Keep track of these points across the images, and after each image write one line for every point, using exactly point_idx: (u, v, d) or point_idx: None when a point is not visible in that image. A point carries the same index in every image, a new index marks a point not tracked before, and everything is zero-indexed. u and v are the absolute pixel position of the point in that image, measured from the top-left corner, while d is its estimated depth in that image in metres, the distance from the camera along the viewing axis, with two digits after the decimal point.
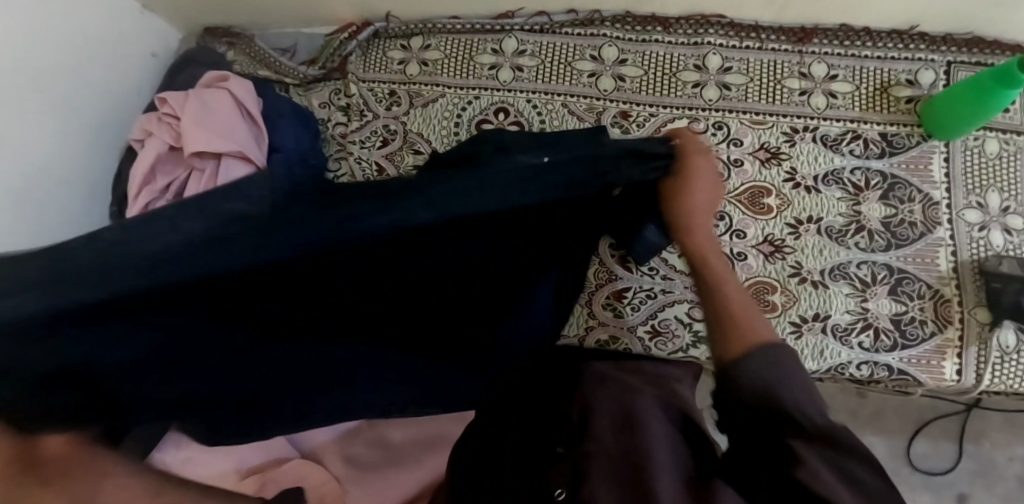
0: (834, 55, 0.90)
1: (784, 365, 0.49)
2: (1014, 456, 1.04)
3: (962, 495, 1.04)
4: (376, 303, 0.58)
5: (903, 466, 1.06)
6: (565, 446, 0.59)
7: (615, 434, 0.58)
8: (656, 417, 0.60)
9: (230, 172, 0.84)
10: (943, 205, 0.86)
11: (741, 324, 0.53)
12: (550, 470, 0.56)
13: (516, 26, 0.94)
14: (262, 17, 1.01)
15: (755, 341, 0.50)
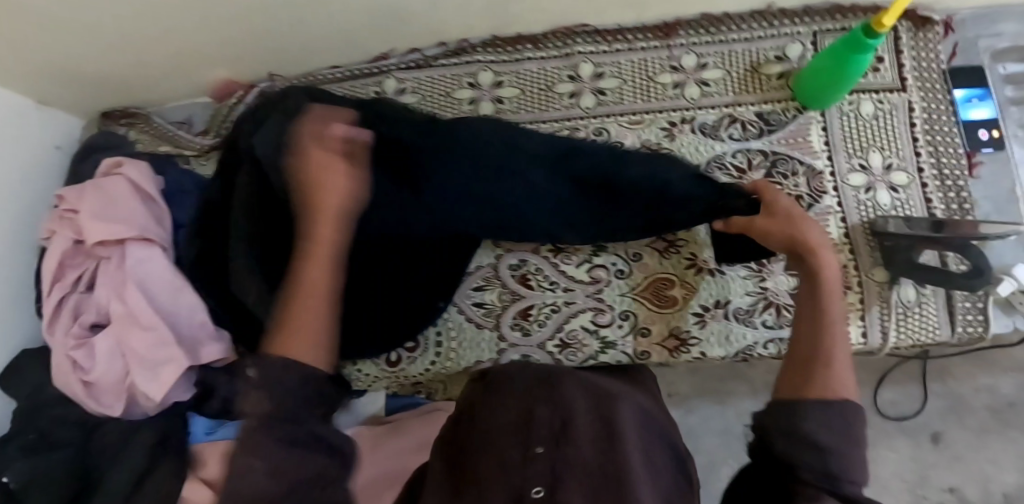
0: (701, 44, 0.92)
1: (850, 422, 0.59)
2: (979, 387, 1.14)
3: (936, 434, 1.13)
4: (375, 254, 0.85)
5: (875, 416, 1.15)
6: (545, 448, 0.59)
7: (587, 439, 0.60)
8: (627, 419, 0.65)
9: (136, 257, 0.87)
10: (826, 173, 0.87)
11: (834, 373, 0.62)
12: (533, 467, 0.57)
13: (393, 66, 0.96)
14: (153, 95, 1.03)
15: (834, 397, 0.60)
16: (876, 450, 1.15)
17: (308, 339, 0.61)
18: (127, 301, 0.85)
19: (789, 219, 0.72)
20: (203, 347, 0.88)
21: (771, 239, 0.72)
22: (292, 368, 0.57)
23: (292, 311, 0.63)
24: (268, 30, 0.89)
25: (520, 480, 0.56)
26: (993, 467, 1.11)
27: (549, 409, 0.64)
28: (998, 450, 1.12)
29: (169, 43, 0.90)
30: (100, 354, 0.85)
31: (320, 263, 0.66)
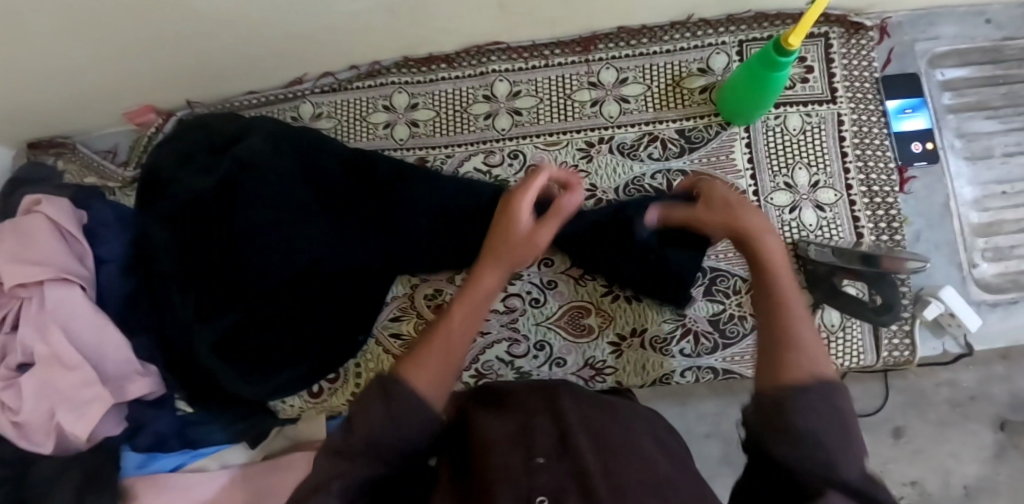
0: (621, 57, 0.88)
1: (840, 396, 0.48)
2: (941, 381, 0.96)
3: (898, 429, 0.96)
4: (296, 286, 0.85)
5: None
6: (547, 457, 0.53)
7: (588, 442, 0.55)
8: (627, 427, 0.59)
9: (56, 297, 0.85)
10: (749, 193, 0.84)
11: (811, 357, 0.51)
12: (536, 476, 0.51)
13: (308, 90, 0.94)
14: (74, 126, 1.01)
15: (814, 377, 0.49)
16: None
17: (428, 368, 0.58)
18: (49, 343, 0.84)
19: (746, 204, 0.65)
20: (131, 382, 0.88)
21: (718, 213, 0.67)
22: (414, 404, 0.54)
23: (427, 342, 0.62)
24: (172, 63, 0.86)
25: (524, 487, 0.50)
26: (954, 461, 0.95)
27: (545, 413, 0.59)
28: (958, 443, 0.95)
29: (74, 79, 0.87)
30: (26, 396, 0.83)
31: (482, 305, 0.66)
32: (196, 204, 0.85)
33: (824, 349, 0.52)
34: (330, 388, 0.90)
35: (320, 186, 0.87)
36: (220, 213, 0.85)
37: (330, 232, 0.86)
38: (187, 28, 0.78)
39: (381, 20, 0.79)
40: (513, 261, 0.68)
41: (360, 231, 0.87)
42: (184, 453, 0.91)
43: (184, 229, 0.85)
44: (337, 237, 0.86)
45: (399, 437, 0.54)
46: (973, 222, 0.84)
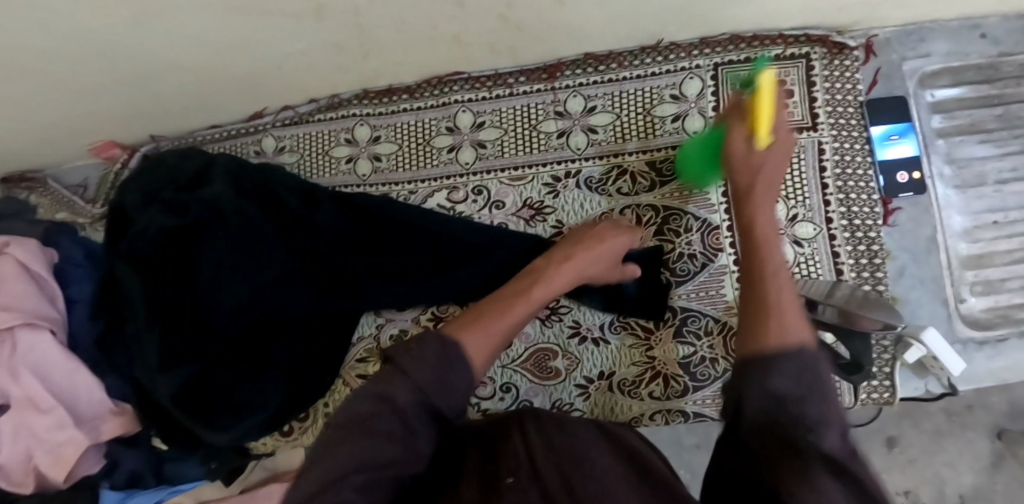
0: (588, 84, 0.83)
1: (818, 371, 0.41)
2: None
3: (892, 439, 0.88)
4: (257, 325, 0.84)
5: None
6: (519, 477, 0.47)
7: (565, 469, 0.48)
8: (607, 447, 0.52)
9: (26, 342, 0.85)
10: (723, 228, 0.79)
11: (785, 322, 0.44)
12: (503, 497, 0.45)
13: (269, 124, 0.91)
14: (43, 161, 1.00)
15: (795, 344, 0.42)
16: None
17: (486, 335, 0.54)
18: (24, 387, 0.85)
19: (781, 162, 0.58)
20: (105, 423, 0.89)
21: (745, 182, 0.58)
22: (462, 370, 0.48)
23: (497, 310, 0.57)
24: (125, 102, 0.84)
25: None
26: (948, 471, 0.87)
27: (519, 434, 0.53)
28: (954, 452, 0.87)
29: (26, 118, 0.86)
30: (2, 438, 0.85)
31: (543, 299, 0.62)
32: (157, 246, 0.83)
33: (808, 322, 0.45)
34: (301, 427, 0.91)
35: (284, 231, 0.85)
36: (183, 255, 0.83)
37: (293, 280, 0.84)
38: (132, 70, 0.76)
39: (331, 59, 0.77)
40: (574, 274, 0.66)
41: (318, 279, 0.85)
42: (160, 490, 0.93)
43: (146, 274, 0.81)
44: (298, 285, 0.85)
45: (439, 404, 0.47)
46: (962, 254, 0.80)
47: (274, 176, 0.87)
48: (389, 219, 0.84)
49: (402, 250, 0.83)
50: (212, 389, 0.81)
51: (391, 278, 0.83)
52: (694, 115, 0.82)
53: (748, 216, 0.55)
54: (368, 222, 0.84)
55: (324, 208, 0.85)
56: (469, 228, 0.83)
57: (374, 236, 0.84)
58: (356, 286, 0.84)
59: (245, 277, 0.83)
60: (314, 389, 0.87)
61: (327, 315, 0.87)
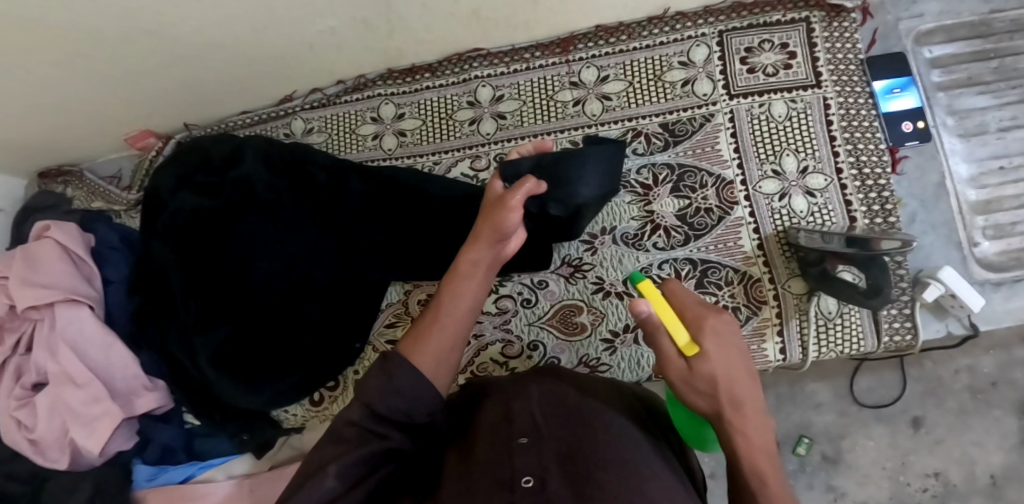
0: (601, 55, 0.88)
1: None
2: (958, 368, 0.89)
3: (917, 419, 0.89)
4: (284, 293, 0.86)
5: (851, 405, 0.90)
6: (530, 438, 0.51)
7: (570, 433, 0.53)
8: (609, 419, 0.56)
9: (65, 317, 0.88)
10: (737, 183, 0.83)
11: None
12: (515, 454, 0.49)
13: (299, 107, 0.96)
14: (81, 154, 1.05)
15: None
16: (853, 439, 0.89)
17: (433, 354, 0.58)
18: (62, 362, 0.87)
19: (729, 362, 0.51)
20: (139, 397, 0.91)
21: (708, 407, 0.51)
22: (410, 382, 0.53)
23: (433, 322, 0.61)
24: (166, 90, 0.90)
25: (505, 472, 0.47)
26: (977, 450, 0.87)
27: (528, 402, 0.57)
28: (981, 431, 0.87)
29: (71, 110, 0.91)
30: (39, 415, 0.86)
31: (478, 291, 0.64)
32: (189, 222, 0.87)
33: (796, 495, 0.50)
34: (330, 396, 0.92)
35: (309, 207, 0.87)
36: (217, 227, 0.86)
37: (319, 255, 0.86)
38: (179, 57, 0.82)
39: (359, 37, 0.82)
40: (492, 249, 0.65)
41: (344, 255, 0.87)
42: (191, 465, 0.94)
43: (185, 246, 0.87)
44: (326, 260, 0.86)
45: (396, 409, 0.53)
46: (971, 199, 0.82)
47: (304, 152, 0.89)
48: (405, 189, 0.86)
49: (420, 218, 0.86)
50: (236, 361, 0.84)
51: (416, 248, 0.86)
52: (703, 79, 0.86)
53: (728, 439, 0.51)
54: (386, 196, 0.86)
55: (348, 184, 0.87)
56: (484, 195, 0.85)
57: (395, 205, 0.86)
58: (380, 261, 0.87)
59: (269, 245, 0.85)
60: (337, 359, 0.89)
61: (350, 285, 0.89)
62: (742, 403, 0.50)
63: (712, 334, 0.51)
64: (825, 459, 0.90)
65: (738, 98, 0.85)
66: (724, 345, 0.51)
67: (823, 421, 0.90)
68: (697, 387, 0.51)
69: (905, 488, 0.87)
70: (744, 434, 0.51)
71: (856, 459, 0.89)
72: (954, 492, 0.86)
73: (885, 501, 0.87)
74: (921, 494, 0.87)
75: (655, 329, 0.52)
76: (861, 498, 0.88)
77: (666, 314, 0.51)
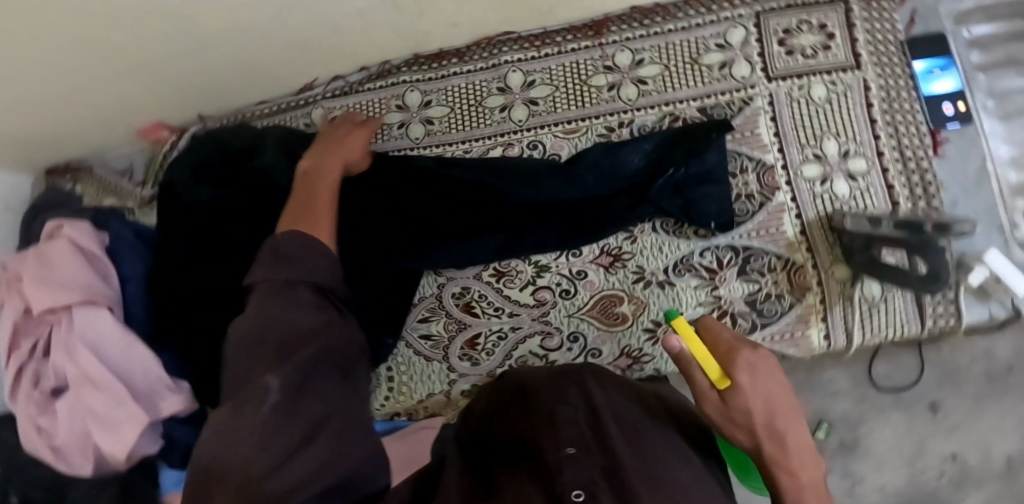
0: (635, 38, 0.86)
1: None
2: (976, 353, 0.91)
3: (935, 404, 0.92)
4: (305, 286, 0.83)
5: (868, 390, 0.94)
6: (578, 449, 0.49)
7: (616, 444, 0.50)
8: (653, 433, 0.55)
9: (87, 317, 0.86)
10: (778, 167, 0.82)
11: None
12: (563, 467, 0.46)
13: (320, 95, 0.93)
14: (90, 150, 1.02)
15: None
16: (870, 425, 0.94)
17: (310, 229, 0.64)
18: (81, 364, 0.85)
19: (767, 395, 0.51)
20: (163, 399, 0.89)
21: (748, 442, 0.52)
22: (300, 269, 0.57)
23: (312, 188, 0.72)
24: (175, 79, 0.86)
25: (554, 484, 0.44)
26: (993, 435, 0.91)
27: (573, 408, 0.55)
28: (997, 416, 0.91)
29: (76, 103, 0.87)
30: (60, 420, 0.85)
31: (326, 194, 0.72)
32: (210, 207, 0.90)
33: None
34: None
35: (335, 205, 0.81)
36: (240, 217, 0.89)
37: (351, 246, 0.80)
38: (193, 44, 0.77)
39: (387, 21, 0.78)
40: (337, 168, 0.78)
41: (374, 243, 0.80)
42: None
43: (200, 233, 0.90)
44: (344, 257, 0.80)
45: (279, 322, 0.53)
46: (1012, 182, 0.82)
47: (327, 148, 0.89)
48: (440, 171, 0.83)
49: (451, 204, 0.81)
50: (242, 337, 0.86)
51: (441, 238, 0.81)
52: (741, 61, 0.84)
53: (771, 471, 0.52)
54: (410, 181, 0.83)
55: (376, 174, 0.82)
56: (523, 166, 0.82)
57: (426, 187, 0.82)
58: (406, 249, 0.81)
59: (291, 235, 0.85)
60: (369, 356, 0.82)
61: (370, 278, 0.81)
62: (787, 434, 0.51)
63: (747, 369, 0.51)
64: (843, 446, 0.94)
65: (777, 81, 0.83)
66: (759, 377, 0.51)
67: (842, 409, 0.94)
68: (737, 422, 0.52)
69: (922, 475, 0.92)
70: (792, 467, 0.51)
71: (873, 445, 0.94)
72: (969, 475, 0.91)
73: (901, 487, 0.93)
74: (938, 479, 0.92)
75: (688, 365, 0.53)
76: (878, 484, 0.93)
77: (700, 350, 0.52)
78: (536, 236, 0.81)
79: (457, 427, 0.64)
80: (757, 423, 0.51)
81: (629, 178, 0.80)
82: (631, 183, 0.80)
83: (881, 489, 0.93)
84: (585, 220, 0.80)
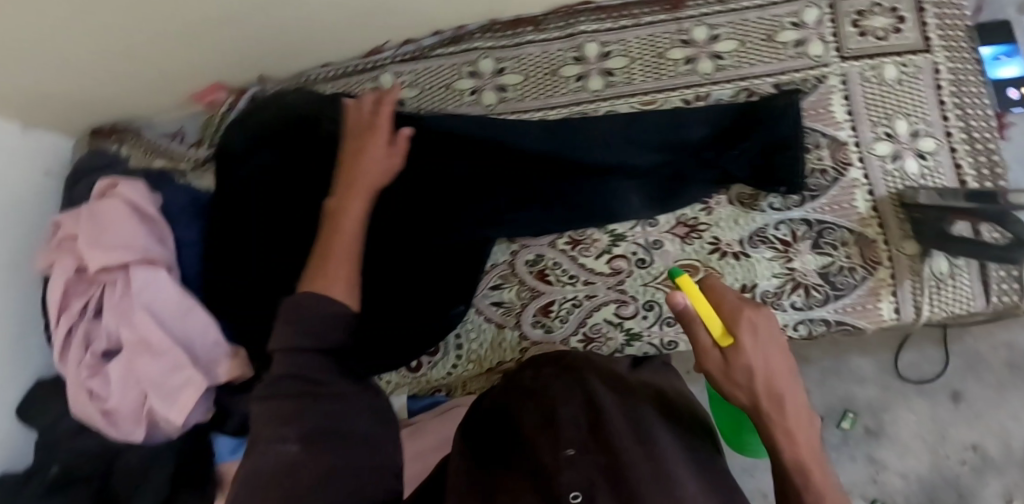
0: (712, 14, 0.87)
1: None
2: (998, 344, 1.01)
3: (958, 393, 1.02)
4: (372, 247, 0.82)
5: (893, 380, 1.04)
6: (575, 450, 0.52)
7: (610, 442, 0.54)
8: (654, 430, 0.59)
9: (143, 279, 0.83)
10: (851, 144, 0.83)
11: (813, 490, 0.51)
12: (563, 469, 0.49)
13: (388, 59, 0.92)
14: (139, 110, 1.00)
15: None
16: (895, 413, 1.03)
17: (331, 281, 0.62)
18: (137, 327, 0.82)
19: (766, 354, 0.51)
20: (220, 366, 0.87)
21: (747, 401, 0.52)
22: (329, 313, 0.58)
23: (335, 219, 0.72)
24: (245, 35, 0.85)
25: (552, 485, 0.48)
26: (1014, 422, 0.99)
27: (570, 409, 0.60)
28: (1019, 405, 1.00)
29: (140, 52, 0.84)
30: (113, 385, 0.82)
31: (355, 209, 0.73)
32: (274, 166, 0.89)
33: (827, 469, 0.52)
34: (430, 362, 0.89)
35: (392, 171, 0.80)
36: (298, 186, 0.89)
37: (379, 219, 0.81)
38: None
39: None
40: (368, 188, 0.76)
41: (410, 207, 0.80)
42: None
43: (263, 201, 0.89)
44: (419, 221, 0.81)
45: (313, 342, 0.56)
46: None
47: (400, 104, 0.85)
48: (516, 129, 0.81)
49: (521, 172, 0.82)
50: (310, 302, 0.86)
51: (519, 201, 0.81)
52: (815, 40, 0.85)
53: (766, 428, 0.52)
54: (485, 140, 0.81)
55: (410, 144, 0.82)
56: (602, 128, 0.82)
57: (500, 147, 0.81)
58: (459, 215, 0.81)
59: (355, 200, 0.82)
60: (366, 372, 0.63)
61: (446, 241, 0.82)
62: (782, 388, 0.51)
63: (748, 327, 0.51)
64: (868, 432, 1.04)
65: (850, 61, 0.85)
66: (760, 336, 0.51)
67: (867, 395, 1.04)
68: (739, 380, 0.51)
69: (945, 460, 1.01)
70: (787, 421, 0.51)
71: (897, 432, 1.03)
72: (989, 463, 1.00)
73: (924, 472, 1.01)
74: (959, 465, 1.00)
75: (692, 323, 0.52)
76: (901, 470, 1.02)
77: (703, 308, 0.52)
78: (616, 199, 0.81)
79: (465, 420, 0.68)
80: (758, 384, 0.50)
81: (705, 140, 0.81)
82: (699, 149, 0.81)
83: (904, 474, 1.02)
84: (667, 185, 0.81)
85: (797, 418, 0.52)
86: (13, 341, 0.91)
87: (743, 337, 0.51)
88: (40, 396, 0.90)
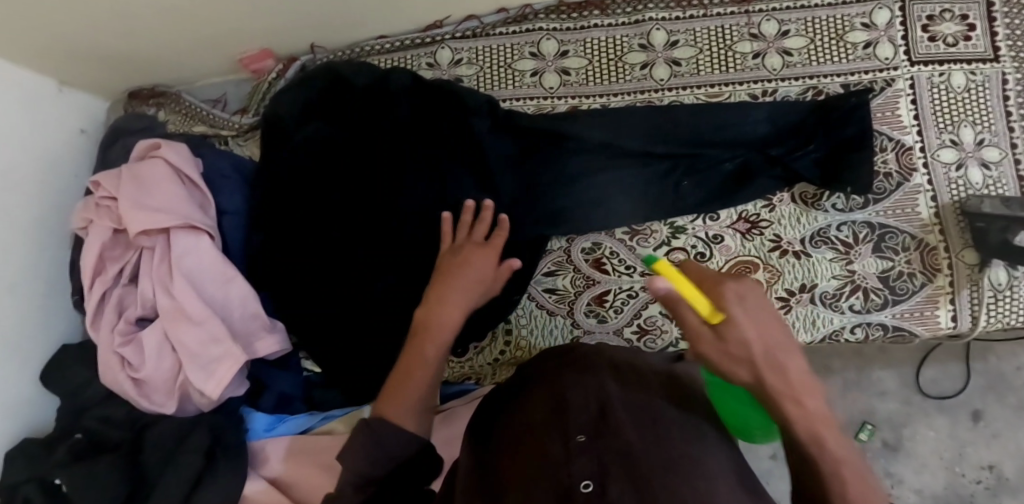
0: (782, 9, 0.86)
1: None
2: None
3: (977, 412, 1.01)
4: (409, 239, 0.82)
5: (914, 394, 1.04)
6: (587, 436, 0.52)
7: (627, 427, 0.53)
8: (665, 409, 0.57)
9: (182, 245, 0.81)
10: (916, 149, 0.83)
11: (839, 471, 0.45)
12: (573, 460, 0.49)
13: (447, 35, 0.90)
14: (182, 74, 0.97)
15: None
16: (913, 428, 1.03)
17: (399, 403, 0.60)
18: (176, 295, 0.79)
19: (762, 327, 0.46)
20: (259, 340, 0.83)
21: (748, 376, 0.47)
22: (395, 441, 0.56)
23: (422, 338, 0.66)
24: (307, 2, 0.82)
25: (562, 476, 0.48)
26: None
27: (583, 390, 0.59)
28: None
29: (197, 13, 0.82)
30: (149, 352, 0.80)
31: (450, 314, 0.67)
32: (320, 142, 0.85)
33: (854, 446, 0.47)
34: (476, 347, 0.86)
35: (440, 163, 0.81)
36: (333, 170, 0.84)
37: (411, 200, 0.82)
38: None
39: None
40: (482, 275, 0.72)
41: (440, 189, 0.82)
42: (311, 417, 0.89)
43: (306, 175, 0.85)
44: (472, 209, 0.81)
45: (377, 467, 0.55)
46: None
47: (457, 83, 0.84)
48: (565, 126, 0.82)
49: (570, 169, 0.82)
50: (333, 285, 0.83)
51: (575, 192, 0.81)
52: (885, 42, 0.85)
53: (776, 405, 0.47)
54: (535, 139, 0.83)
55: (439, 123, 0.83)
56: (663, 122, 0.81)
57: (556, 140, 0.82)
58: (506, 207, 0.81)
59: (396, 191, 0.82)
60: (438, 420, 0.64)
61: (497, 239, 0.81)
62: (789, 364, 0.46)
63: (736, 301, 0.46)
64: (886, 445, 1.03)
65: (919, 65, 0.84)
66: (751, 310, 0.46)
67: (887, 409, 1.04)
68: (737, 355, 0.46)
69: (960, 479, 1.00)
70: (801, 396, 0.46)
71: (915, 447, 1.02)
72: (1005, 484, 0.99)
73: (940, 489, 1.01)
74: (974, 484, 1.00)
75: (676, 304, 0.48)
76: (916, 486, 1.01)
77: (685, 287, 0.47)
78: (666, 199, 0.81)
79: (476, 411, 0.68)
80: (757, 356, 0.45)
81: (766, 137, 0.81)
82: (762, 145, 0.81)
83: (919, 491, 1.01)
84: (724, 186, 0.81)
85: (812, 390, 0.46)
86: (40, 301, 0.87)
87: (732, 311, 0.46)
88: (66, 359, 0.87)
